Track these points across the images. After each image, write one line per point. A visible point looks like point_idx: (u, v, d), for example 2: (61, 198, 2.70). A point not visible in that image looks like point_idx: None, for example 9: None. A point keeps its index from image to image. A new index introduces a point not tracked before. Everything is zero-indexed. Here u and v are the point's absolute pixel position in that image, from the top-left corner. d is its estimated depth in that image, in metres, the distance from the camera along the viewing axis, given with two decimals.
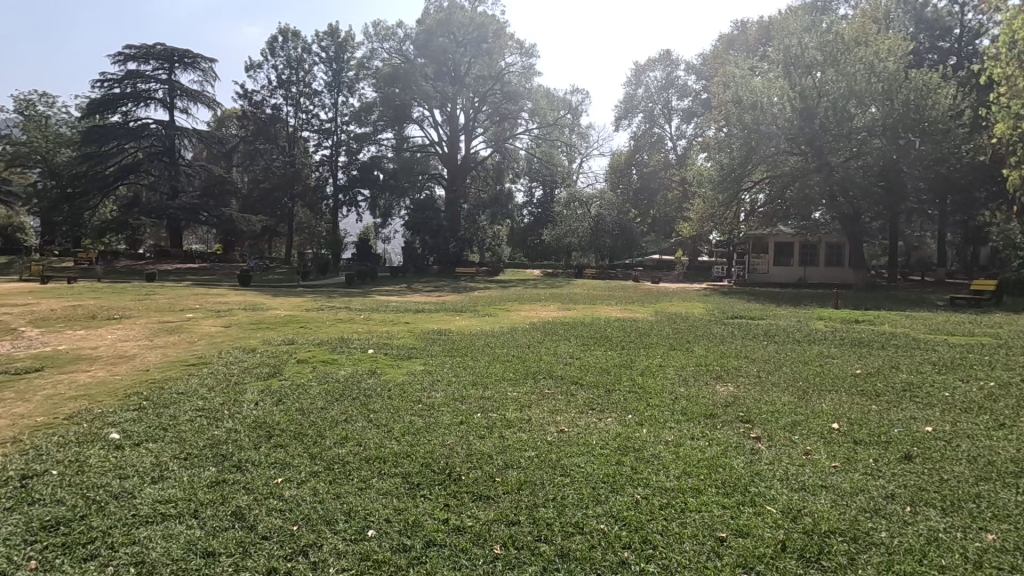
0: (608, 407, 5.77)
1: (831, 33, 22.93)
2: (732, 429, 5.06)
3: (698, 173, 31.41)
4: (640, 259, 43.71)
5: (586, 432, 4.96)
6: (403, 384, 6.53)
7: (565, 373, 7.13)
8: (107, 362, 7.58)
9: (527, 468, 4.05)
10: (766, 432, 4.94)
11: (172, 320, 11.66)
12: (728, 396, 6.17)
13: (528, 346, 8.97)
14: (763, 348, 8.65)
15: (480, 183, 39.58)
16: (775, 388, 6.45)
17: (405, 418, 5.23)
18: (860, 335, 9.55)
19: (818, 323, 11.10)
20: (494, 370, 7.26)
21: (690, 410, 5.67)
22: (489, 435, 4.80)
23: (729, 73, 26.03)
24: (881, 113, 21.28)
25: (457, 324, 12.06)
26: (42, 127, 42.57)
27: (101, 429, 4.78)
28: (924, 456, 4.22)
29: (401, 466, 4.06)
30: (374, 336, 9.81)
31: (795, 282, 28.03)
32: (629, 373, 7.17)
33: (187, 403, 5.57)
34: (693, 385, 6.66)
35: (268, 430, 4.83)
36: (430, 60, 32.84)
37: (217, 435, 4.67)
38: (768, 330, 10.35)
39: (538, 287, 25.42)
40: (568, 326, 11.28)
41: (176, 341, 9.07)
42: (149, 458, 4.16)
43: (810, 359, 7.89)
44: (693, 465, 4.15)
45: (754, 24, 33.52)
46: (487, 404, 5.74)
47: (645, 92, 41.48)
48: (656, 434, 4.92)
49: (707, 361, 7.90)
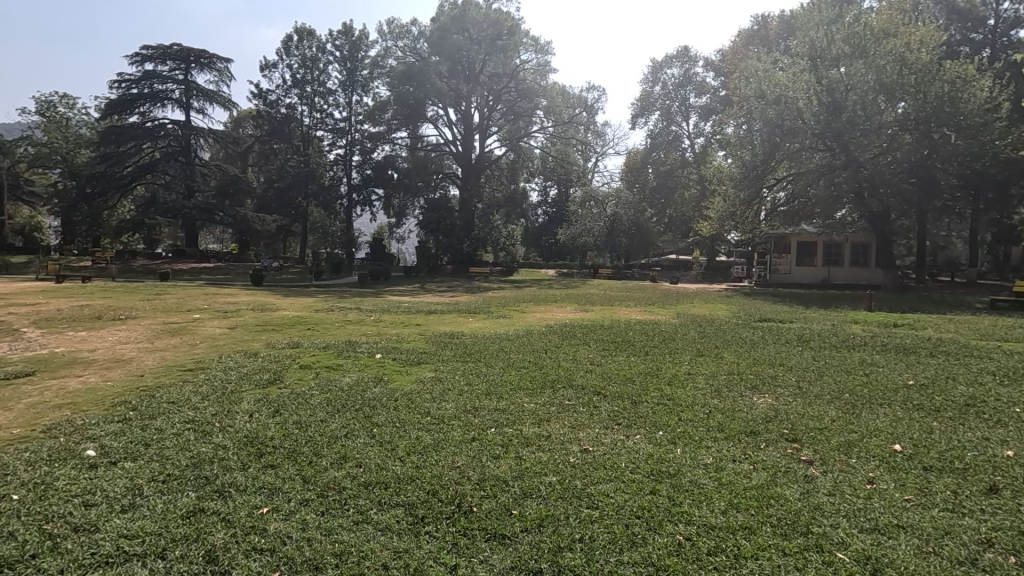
0: (635, 422, 5.22)
1: (859, 25, 22.11)
2: (776, 450, 4.50)
3: (719, 171, 30.43)
4: (656, 259, 42.95)
5: (614, 451, 4.44)
6: (411, 392, 6.04)
7: (585, 382, 6.58)
8: (101, 367, 7.19)
9: (549, 499, 3.54)
10: (818, 455, 4.36)
11: (176, 321, 11.33)
12: (768, 410, 5.58)
13: (546, 351, 8.44)
14: (799, 355, 8.04)
15: (494, 182, 39.17)
16: (819, 400, 5.87)
17: (412, 433, 4.74)
18: (903, 340, 8.90)
19: (854, 327, 10.39)
20: (509, 378, 6.75)
21: (727, 426, 5.09)
22: (504, 455, 4.30)
23: (750, 67, 25.22)
24: (913, 108, 20.40)
25: (469, 326, 11.54)
26: (62, 128, 43.02)
27: (77, 445, 4.34)
28: (1013, 489, 3.63)
29: (404, 495, 3.56)
30: (383, 339, 9.34)
31: (819, 283, 27.14)
32: (655, 383, 6.61)
33: (177, 414, 5.13)
34: (727, 396, 6.08)
35: (261, 447, 4.36)
36: (444, 57, 32.36)
37: (204, 452, 4.24)
38: (801, 334, 9.73)
39: (553, 288, 25.07)
40: (585, 329, 10.72)
41: (177, 344, 8.69)
42: (124, 481, 3.72)
43: (851, 367, 7.25)
44: (741, 497, 3.59)
45: (776, 19, 32.53)
46: (501, 418, 5.23)
47: (662, 89, 40.48)
48: (692, 456, 4.39)
49: (740, 369, 7.31)
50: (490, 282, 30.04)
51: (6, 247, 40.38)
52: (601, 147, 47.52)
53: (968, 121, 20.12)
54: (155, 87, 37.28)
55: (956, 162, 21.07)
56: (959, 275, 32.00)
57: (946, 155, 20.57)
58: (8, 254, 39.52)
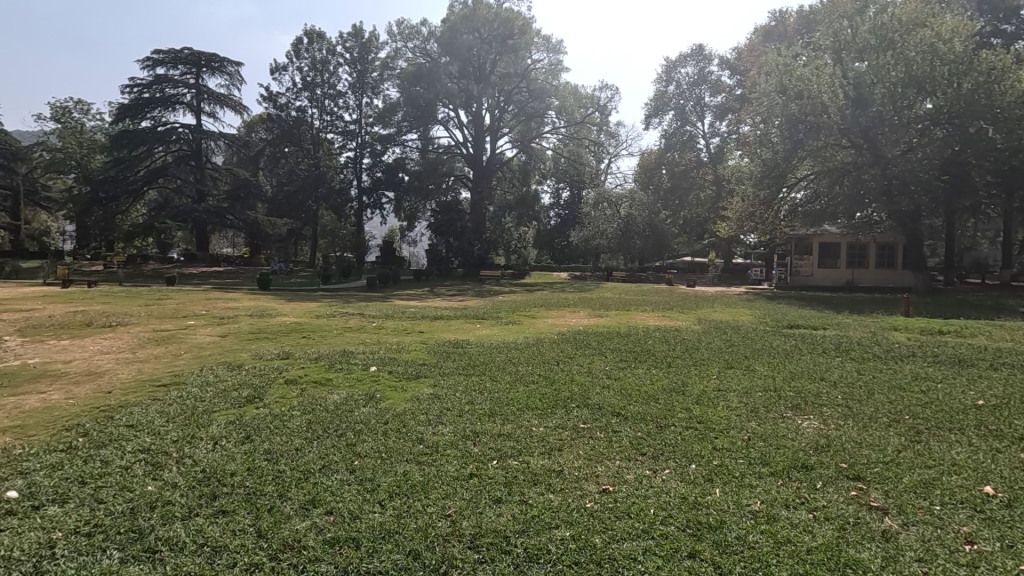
0: (663, 452, 4.44)
1: (887, 17, 21.09)
2: (838, 493, 3.69)
3: (738, 170, 29.35)
4: (671, 262, 41.81)
5: (641, 495, 3.67)
6: (404, 414, 5.29)
7: (601, 401, 5.79)
8: (70, 381, 6.56)
9: (560, 567, 2.84)
10: (891, 501, 3.55)
11: (168, 329, 10.73)
12: (817, 436, 4.78)
13: (559, 363, 7.66)
14: (842, 368, 7.19)
15: (506, 184, 38.31)
16: (875, 424, 5.04)
17: (399, 469, 3.99)
18: (957, 351, 7.98)
19: (897, 335, 9.46)
20: (516, 396, 5.98)
21: (772, 459, 4.27)
22: (507, 499, 3.58)
23: (769, 62, 24.26)
24: (945, 102, 19.38)
25: (475, 334, 10.78)
26: (76, 133, 43.17)
27: (1, 482, 3.68)
28: None
29: (379, 560, 2.86)
30: (382, 349, 8.65)
31: (844, 285, 26.03)
32: (682, 402, 5.81)
33: (130, 442, 4.44)
34: (767, 419, 5.26)
35: (215, 486, 3.66)
36: (454, 57, 31.77)
37: (148, 491, 3.58)
38: (839, 343, 8.84)
39: (566, 291, 24.36)
40: (601, 337, 9.95)
41: (160, 355, 8.04)
42: (37, 535, 3.03)
43: (906, 383, 6.37)
44: (805, 565, 2.85)
45: (795, 15, 31.39)
46: (504, 447, 4.47)
47: (676, 88, 39.37)
48: (734, 500, 3.61)
49: (777, 384, 6.48)
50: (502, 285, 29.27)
51: (20, 253, 40.58)
52: (614, 148, 46.66)
53: (1006, 113, 19.03)
54: (166, 91, 37.12)
55: (993, 158, 19.93)
56: (990, 277, 30.69)
57: (982, 150, 19.48)
58: (22, 258, 39.64)
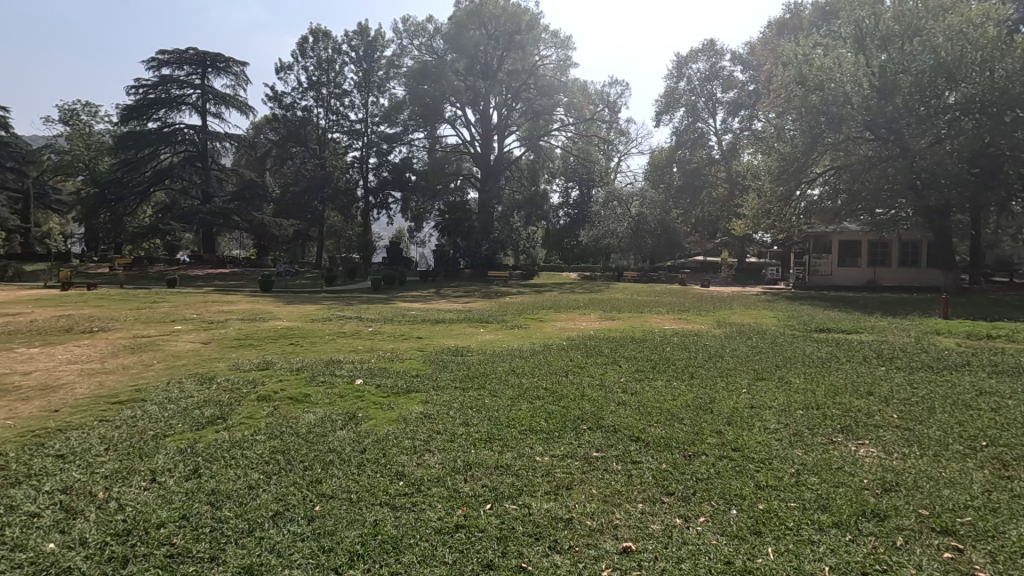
0: (696, 491, 3.62)
1: (913, 3, 19.97)
2: (927, 554, 2.89)
3: (753, 166, 28.26)
4: (683, 261, 40.76)
5: (673, 557, 2.87)
6: (386, 440, 4.49)
7: (616, 422, 4.96)
8: (21, 396, 5.84)
9: None
10: (998, 568, 2.75)
11: (150, 335, 10.03)
12: (882, 470, 3.93)
13: (568, 374, 6.83)
14: (892, 381, 6.29)
15: (515, 183, 37.25)
16: (950, 455, 4.18)
17: (369, 518, 3.19)
18: (1018, 360, 7.00)
19: (942, 341, 8.50)
20: (518, 415, 5.17)
21: (834, 502, 3.43)
22: (501, 566, 2.78)
23: (786, 53, 23.21)
24: (976, 91, 18.28)
25: (477, 340, 9.98)
26: (84, 135, 42.97)
27: None
28: None
29: None
30: (372, 358, 7.84)
31: (865, 284, 24.95)
32: (712, 423, 4.97)
33: (52, 478, 3.71)
34: (815, 446, 4.42)
35: (134, 544, 2.91)
36: (460, 53, 30.89)
37: (46, 552, 2.83)
38: (883, 350, 7.92)
39: (575, 292, 23.55)
40: (612, 343, 9.09)
41: (131, 365, 7.34)
42: None
43: (971, 400, 5.45)
44: None
45: (812, 6, 30.11)
46: (499, 485, 3.67)
47: (687, 84, 38.18)
48: (793, 566, 2.79)
49: (818, 400, 5.61)
50: (510, 287, 28.56)
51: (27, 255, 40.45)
52: (623, 146, 45.71)
53: None
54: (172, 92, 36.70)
55: None
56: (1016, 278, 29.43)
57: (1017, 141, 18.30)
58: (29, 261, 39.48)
